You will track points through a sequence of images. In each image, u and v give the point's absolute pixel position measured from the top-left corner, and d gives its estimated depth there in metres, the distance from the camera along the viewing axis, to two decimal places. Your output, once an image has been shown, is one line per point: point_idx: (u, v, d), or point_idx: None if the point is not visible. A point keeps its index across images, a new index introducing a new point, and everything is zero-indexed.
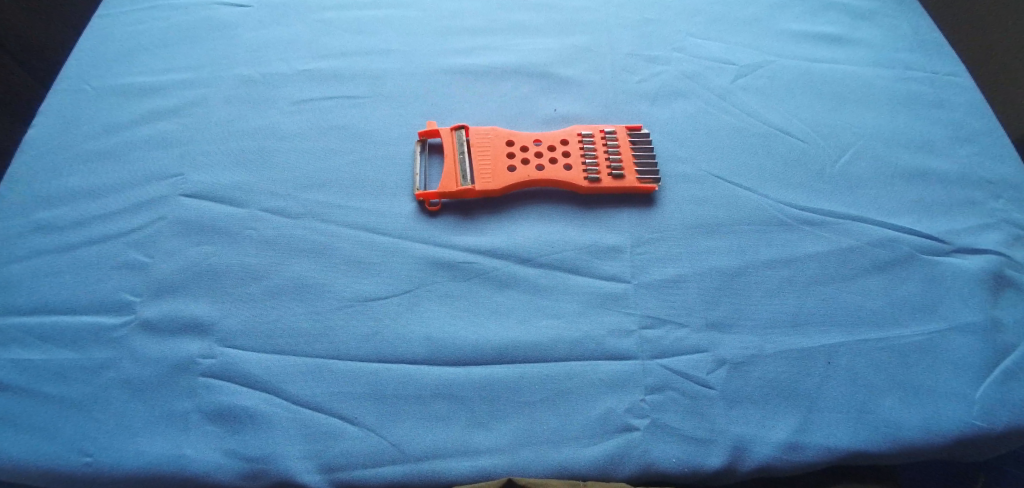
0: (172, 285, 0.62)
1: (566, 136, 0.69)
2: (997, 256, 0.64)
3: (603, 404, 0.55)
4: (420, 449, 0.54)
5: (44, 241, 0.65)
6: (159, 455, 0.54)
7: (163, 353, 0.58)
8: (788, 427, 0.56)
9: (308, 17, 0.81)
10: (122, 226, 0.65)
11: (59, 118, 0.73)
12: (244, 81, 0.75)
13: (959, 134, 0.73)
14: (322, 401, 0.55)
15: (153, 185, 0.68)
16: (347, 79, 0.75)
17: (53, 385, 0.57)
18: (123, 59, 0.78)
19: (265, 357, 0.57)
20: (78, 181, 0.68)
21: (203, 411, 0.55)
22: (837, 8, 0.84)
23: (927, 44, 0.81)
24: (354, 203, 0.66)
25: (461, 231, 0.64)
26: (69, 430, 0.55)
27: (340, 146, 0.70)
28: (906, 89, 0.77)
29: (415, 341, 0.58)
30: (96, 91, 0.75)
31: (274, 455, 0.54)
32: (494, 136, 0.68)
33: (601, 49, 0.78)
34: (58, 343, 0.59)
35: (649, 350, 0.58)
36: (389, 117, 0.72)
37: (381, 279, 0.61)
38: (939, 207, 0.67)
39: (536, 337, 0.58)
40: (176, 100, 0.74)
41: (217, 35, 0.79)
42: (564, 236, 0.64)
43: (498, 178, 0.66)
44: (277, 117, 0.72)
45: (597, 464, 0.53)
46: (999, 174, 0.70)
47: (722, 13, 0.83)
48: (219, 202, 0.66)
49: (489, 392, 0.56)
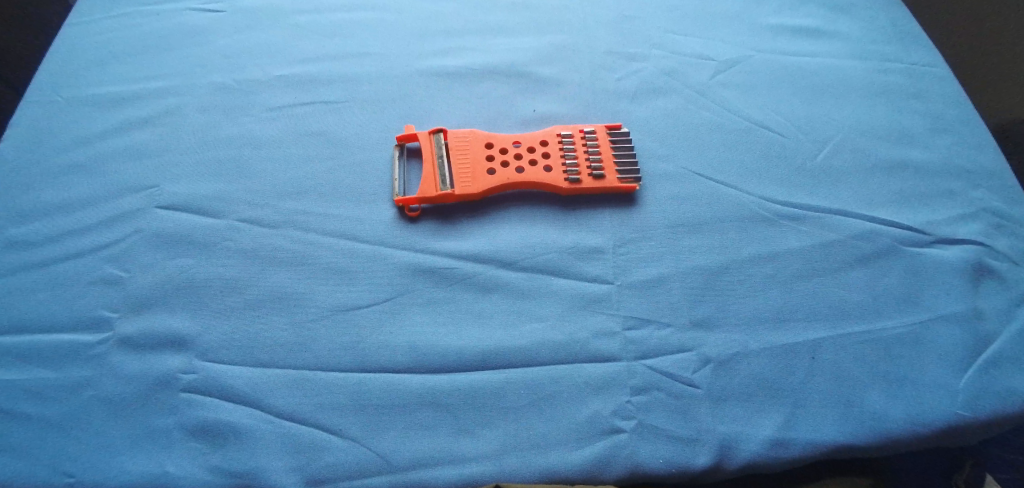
0: (150, 300, 0.61)
1: (545, 137, 0.68)
2: (976, 246, 0.64)
3: (589, 406, 0.55)
4: (406, 458, 0.53)
5: (16, 257, 0.63)
6: (140, 474, 0.53)
7: (142, 369, 0.57)
8: (774, 424, 0.55)
9: (282, 22, 0.80)
10: (97, 240, 0.64)
11: (29, 131, 0.72)
12: (219, 88, 0.74)
13: (937, 124, 0.73)
14: (304, 413, 0.55)
15: (129, 198, 0.67)
16: (323, 84, 0.74)
17: (29, 405, 0.56)
18: (94, 68, 0.77)
19: (246, 370, 0.57)
20: (51, 195, 0.67)
21: (184, 427, 0.55)
22: (814, 1, 0.84)
23: (904, 35, 0.81)
24: (333, 210, 0.65)
25: (441, 236, 0.64)
26: (46, 451, 0.54)
27: (318, 153, 0.69)
28: (884, 80, 0.77)
29: (398, 349, 0.57)
30: (67, 102, 0.74)
31: (257, 470, 0.53)
32: (473, 138, 0.68)
33: (580, 48, 0.78)
34: (34, 362, 0.58)
35: (634, 351, 0.58)
36: (367, 122, 0.71)
37: (361, 287, 0.60)
38: (919, 198, 0.68)
39: (520, 341, 0.58)
40: (150, 110, 0.73)
41: (190, 41, 0.78)
42: (546, 238, 0.63)
43: (478, 181, 0.65)
44: (254, 125, 0.71)
45: (585, 467, 0.53)
46: (977, 162, 0.70)
47: (700, 8, 0.83)
48: (196, 213, 0.65)
49: (473, 399, 0.55)
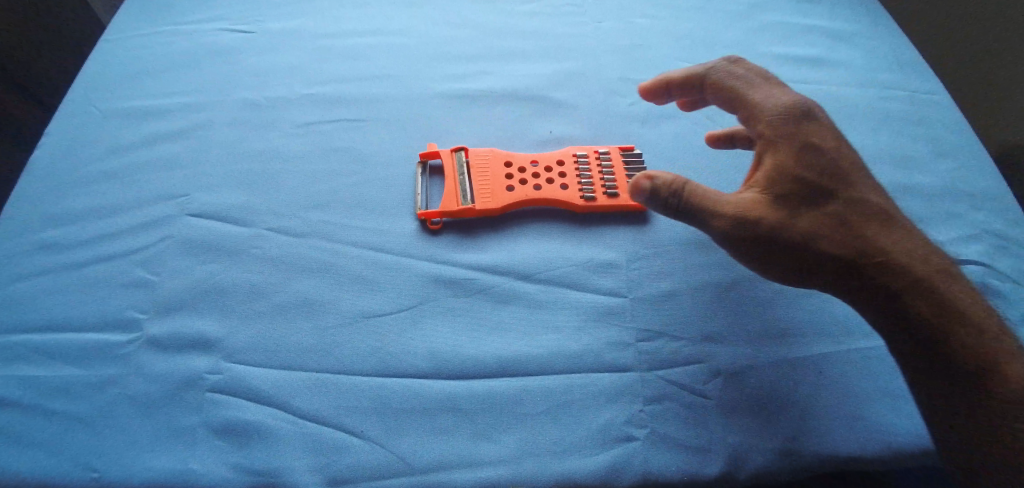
0: (178, 303, 0.63)
1: (561, 157, 0.71)
2: (975, 267, 0.67)
3: (603, 414, 0.57)
4: (425, 461, 0.55)
5: (51, 259, 0.66)
6: (167, 470, 0.55)
7: (170, 369, 0.59)
8: (783, 435, 0.57)
9: (309, 42, 0.83)
10: (129, 245, 0.67)
11: (66, 141, 0.75)
12: (248, 104, 0.78)
13: (937, 150, 0.76)
14: (329, 414, 0.57)
15: (160, 205, 0.69)
16: (348, 102, 0.78)
17: (60, 402, 0.58)
18: (128, 83, 0.80)
19: (272, 372, 0.59)
20: (86, 202, 0.70)
21: (211, 426, 0.56)
22: (817, 32, 0.88)
23: (904, 65, 0.85)
24: (357, 221, 0.68)
25: (461, 248, 0.66)
26: (75, 447, 0.56)
27: (343, 167, 0.72)
28: (885, 108, 0.80)
29: (419, 355, 0.59)
30: (102, 114, 0.77)
31: (281, 469, 0.54)
32: (492, 157, 0.71)
33: (593, 73, 0.82)
34: (65, 361, 0.60)
35: (646, 362, 0.60)
36: (390, 139, 0.75)
37: (383, 295, 0.63)
38: (920, 220, 0.70)
39: (536, 350, 0.60)
40: (181, 123, 0.76)
41: (221, 60, 0.82)
42: (562, 252, 0.66)
43: (497, 197, 0.68)
44: (282, 139, 0.74)
45: (599, 473, 0.55)
46: (978, 187, 0.73)
47: (708, 37, 0.86)
48: (225, 221, 0.68)
49: (490, 404, 0.57)
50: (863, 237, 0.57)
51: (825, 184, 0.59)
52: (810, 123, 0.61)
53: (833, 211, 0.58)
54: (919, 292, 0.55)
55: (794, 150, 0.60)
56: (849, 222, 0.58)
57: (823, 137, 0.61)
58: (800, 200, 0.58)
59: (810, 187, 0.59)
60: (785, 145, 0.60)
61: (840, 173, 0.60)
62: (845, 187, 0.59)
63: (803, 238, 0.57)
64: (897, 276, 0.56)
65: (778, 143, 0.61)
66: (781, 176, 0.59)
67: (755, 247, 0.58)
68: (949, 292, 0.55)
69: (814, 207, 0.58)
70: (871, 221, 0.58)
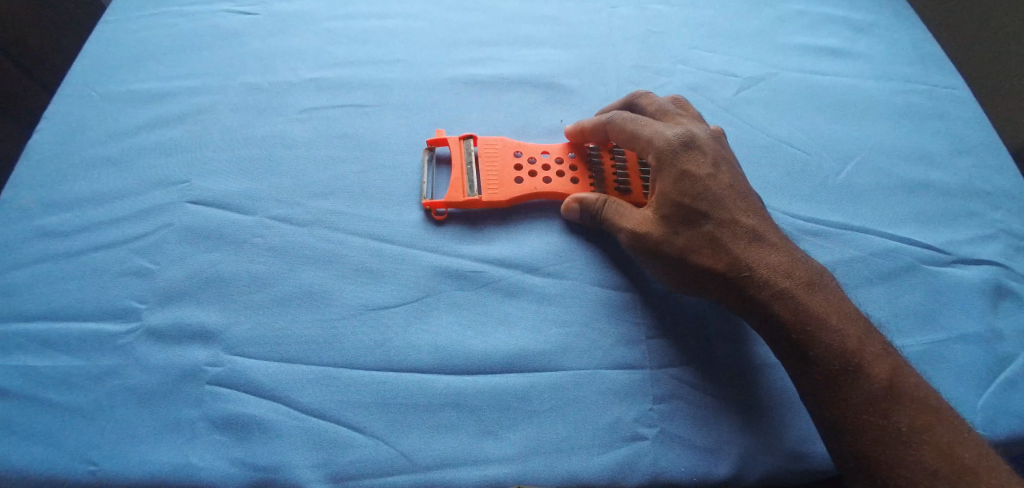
0: (178, 292, 0.61)
1: (573, 148, 0.69)
2: (995, 267, 0.65)
3: (612, 413, 0.56)
4: (429, 458, 0.53)
5: (48, 245, 0.65)
6: (165, 464, 0.54)
7: (169, 360, 0.58)
8: (796, 437, 0.56)
9: (313, 25, 0.81)
10: (128, 232, 0.65)
11: (64, 124, 0.73)
12: (251, 89, 0.75)
13: (958, 146, 0.74)
14: (331, 409, 0.55)
15: (160, 192, 0.68)
16: (354, 88, 0.75)
17: (57, 393, 0.57)
18: (129, 65, 0.78)
19: (273, 365, 0.57)
20: (83, 187, 0.68)
21: (210, 419, 0.55)
22: (837, 21, 0.85)
23: (926, 58, 0.82)
24: (362, 211, 0.66)
25: (468, 240, 0.64)
26: (72, 438, 0.55)
27: (348, 155, 0.70)
28: (905, 101, 0.78)
29: (424, 350, 0.58)
30: (101, 97, 0.75)
31: (281, 464, 0.53)
32: (502, 146, 0.68)
33: (606, 61, 0.79)
34: (63, 350, 0.59)
35: (657, 360, 0.58)
36: (395, 126, 0.73)
37: (388, 288, 0.61)
38: (940, 218, 0.69)
39: (544, 346, 0.58)
40: (182, 107, 0.74)
41: (224, 43, 0.80)
42: (571, 246, 0.64)
43: (505, 189, 0.66)
44: (285, 125, 0.72)
45: (607, 473, 0.53)
46: (999, 185, 0.71)
47: (725, 25, 0.84)
48: (226, 209, 0.66)
49: (496, 401, 0.56)
50: (722, 262, 0.57)
51: (698, 208, 0.58)
52: (688, 152, 0.60)
53: (707, 233, 0.58)
54: (811, 334, 0.55)
55: (672, 178, 0.59)
56: (739, 258, 0.57)
57: (700, 165, 0.60)
58: (677, 226, 0.58)
59: (681, 214, 0.58)
60: (667, 169, 0.60)
61: (714, 200, 0.59)
62: (722, 213, 0.58)
63: (699, 276, 0.58)
64: (786, 318, 0.55)
65: (660, 169, 0.60)
66: (658, 202, 0.59)
67: (655, 267, 0.60)
68: (813, 308, 0.55)
69: (688, 232, 0.58)
70: (747, 253, 0.57)
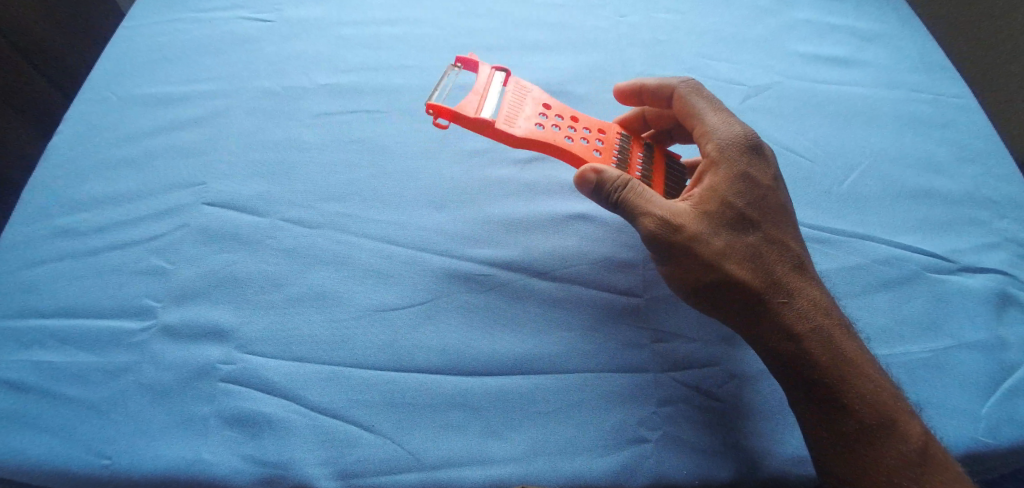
0: (192, 292, 0.63)
1: (604, 127, 0.64)
2: (1000, 275, 0.65)
3: (616, 415, 0.56)
4: (436, 457, 0.54)
5: (67, 245, 0.67)
6: (176, 459, 0.55)
7: (182, 358, 0.59)
8: (798, 442, 0.56)
9: (328, 32, 0.83)
10: (144, 232, 0.67)
11: (83, 126, 0.75)
12: (266, 94, 0.77)
13: (964, 155, 0.75)
14: (339, 408, 0.56)
15: (175, 193, 0.69)
16: (366, 94, 0.77)
17: (73, 388, 0.59)
18: (147, 69, 0.80)
19: (284, 364, 0.58)
20: (102, 188, 0.70)
21: (221, 416, 0.56)
22: (844, 31, 0.86)
23: (933, 67, 0.83)
24: (372, 214, 0.67)
25: (476, 243, 0.65)
26: (87, 433, 0.56)
27: (359, 159, 0.71)
28: (912, 110, 0.78)
29: (432, 351, 0.59)
30: (120, 100, 0.77)
31: (290, 461, 0.54)
32: (535, 93, 0.64)
33: (614, 68, 0.81)
34: (80, 347, 0.60)
35: (661, 364, 0.59)
36: (406, 131, 0.74)
37: (397, 289, 0.62)
38: (944, 226, 0.69)
39: (550, 348, 0.59)
40: (198, 111, 0.76)
41: (240, 48, 0.81)
42: (577, 250, 0.65)
43: (520, 124, 0.61)
44: (298, 130, 0.74)
45: (610, 474, 0.54)
46: (1005, 194, 0.72)
47: (732, 34, 0.85)
48: (239, 211, 0.68)
49: (502, 401, 0.57)
50: (765, 275, 0.56)
51: (751, 216, 0.58)
52: (754, 157, 0.60)
53: (750, 242, 0.57)
54: (847, 367, 0.53)
55: (732, 176, 0.58)
56: (780, 278, 0.56)
57: (764, 175, 0.59)
58: (722, 226, 0.57)
59: (731, 214, 0.57)
60: (730, 168, 0.59)
61: (768, 213, 0.58)
62: (772, 229, 0.58)
63: (726, 276, 0.56)
64: (819, 348, 0.54)
65: (720, 163, 0.59)
66: (707, 196, 0.58)
67: (671, 252, 0.57)
68: (849, 346, 0.54)
69: (729, 236, 0.57)
70: (789, 276, 0.57)
